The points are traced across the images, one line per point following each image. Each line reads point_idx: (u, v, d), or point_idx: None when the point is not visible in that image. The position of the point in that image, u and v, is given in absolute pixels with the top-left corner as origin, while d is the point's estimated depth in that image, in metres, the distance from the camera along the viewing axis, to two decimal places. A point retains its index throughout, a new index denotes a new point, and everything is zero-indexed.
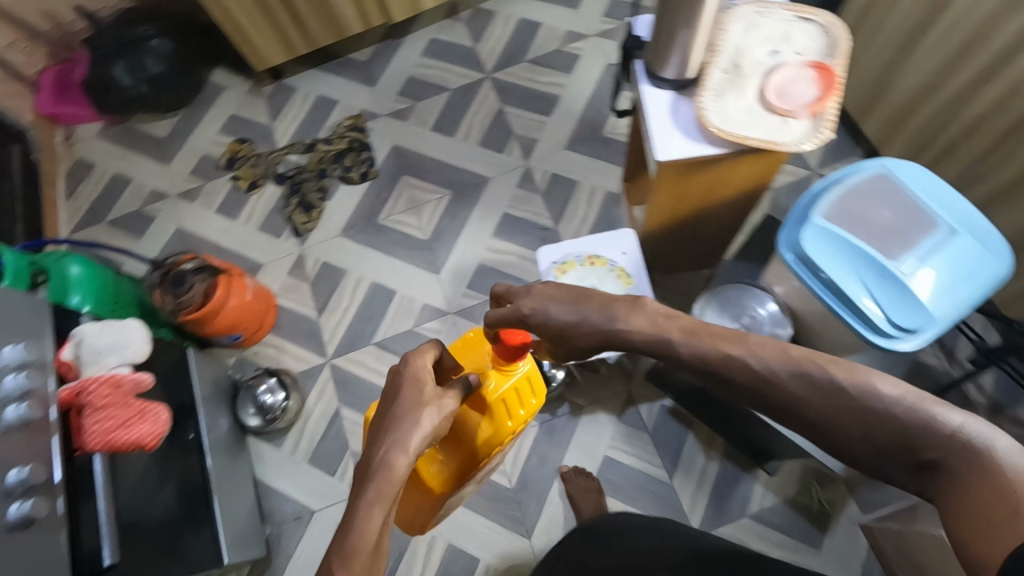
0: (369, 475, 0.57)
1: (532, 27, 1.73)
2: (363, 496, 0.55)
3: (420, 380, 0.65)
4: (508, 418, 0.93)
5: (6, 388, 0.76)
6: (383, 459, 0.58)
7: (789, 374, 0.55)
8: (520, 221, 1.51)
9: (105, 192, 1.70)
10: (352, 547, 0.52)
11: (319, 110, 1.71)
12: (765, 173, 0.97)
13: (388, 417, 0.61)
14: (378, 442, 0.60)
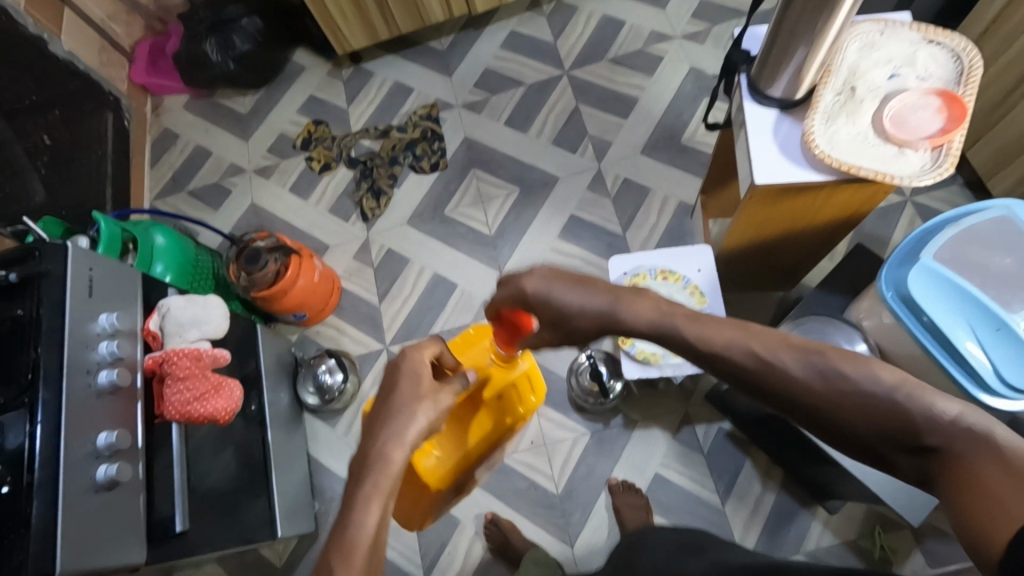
0: (364, 473, 0.57)
1: (615, 25, 1.69)
2: (359, 492, 0.56)
3: (417, 368, 0.64)
4: (517, 408, 0.98)
5: (101, 354, 0.81)
6: (380, 454, 0.58)
7: (779, 356, 0.53)
8: (587, 224, 1.48)
9: (187, 162, 1.76)
10: (349, 545, 0.53)
11: (394, 97, 1.72)
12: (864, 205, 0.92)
13: (383, 410, 0.61)
14: (373, 436, 0.60)
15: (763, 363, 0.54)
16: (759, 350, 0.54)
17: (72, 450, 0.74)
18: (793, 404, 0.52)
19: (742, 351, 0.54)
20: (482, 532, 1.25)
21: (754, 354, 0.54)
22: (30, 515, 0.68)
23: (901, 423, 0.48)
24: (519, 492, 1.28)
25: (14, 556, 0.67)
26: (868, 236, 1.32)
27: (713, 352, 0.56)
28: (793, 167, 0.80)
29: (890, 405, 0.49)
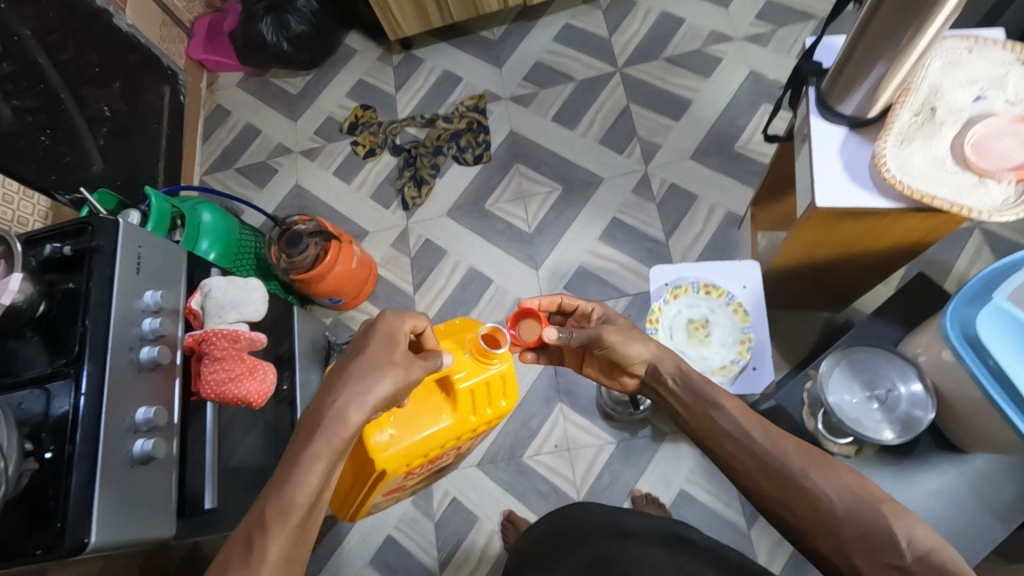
0: (315, 428, 0.58)
1: (673, 23, 1.63)
2: (305, 450, 0.56)
3: (392, 340, 0.66)
4: (470, 414, 0.84)
5: (143, 330, 0.83)
6: (337, 412, 0.59)
7: (761, 438, 0.59)
8: (629, 228, 1.44)
9: (236, 140, 1.80)
10: (286, 503, 0.53)
11: (442, 86, 1.71)
12: (925, 240, 0.89)
13: (349, 368, 0.63)
14: (332, 394, 0.61)
15: (745, 458, 0.59)
16: (745, 433, 0.60)
17: (112, 423, 0.76)
18: (758, 491, 0.57)
19: (729, 434, 0.61)
20: (500, 531, 1.25)
21: (738, 443, 0.60)
22: (70, 485, 0.70)
23: (880, 541, 0.49)
24: (541, 494, 1.27)
25: (54, 522, 0.69)
26: (929, 262, 1.25)
27: (709, 434, 0.63)
28: (855, 188, 0.75)
29: (855, 514, 0.51)
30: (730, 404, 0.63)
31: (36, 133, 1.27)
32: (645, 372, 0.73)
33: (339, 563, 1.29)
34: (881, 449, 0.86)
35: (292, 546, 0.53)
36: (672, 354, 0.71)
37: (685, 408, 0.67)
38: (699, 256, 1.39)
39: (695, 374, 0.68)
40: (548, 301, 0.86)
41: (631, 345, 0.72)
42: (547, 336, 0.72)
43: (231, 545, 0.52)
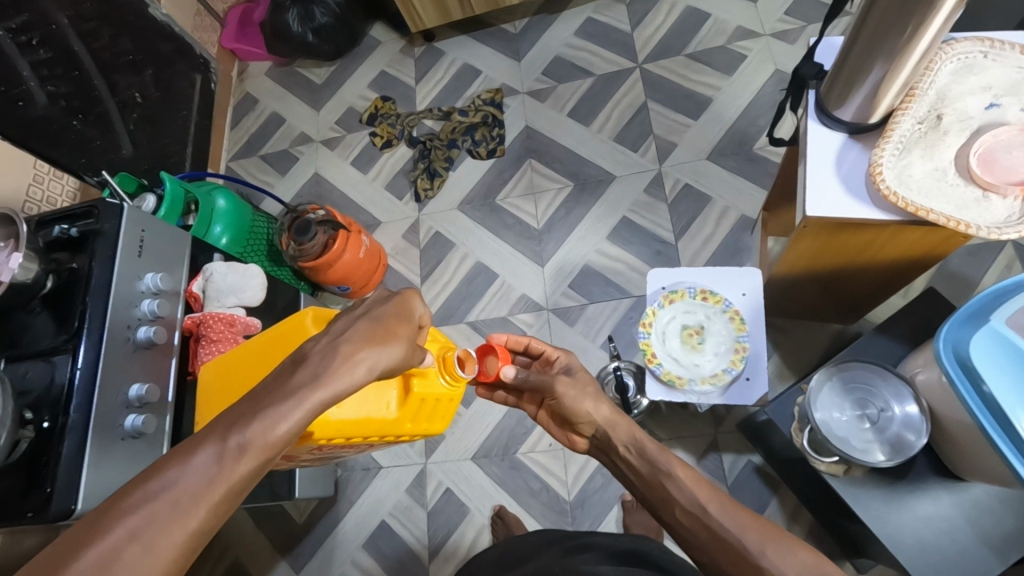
0: (327, 366, 0.52)
1: (699, 18, 1.58)
2: (306, 383, 0.50)
3: (415, 318, 0.61)
4: (409, 420, 0.78)
5: (142, 311, 0.87)
6: (345, 361, 0.52)
7: (716, 509, 0.61)
8: (638, 228, 1.42)
9: (262, 128, 1.85)
10: (272, 440, 0.47)
11: (461, 78, 1.71)
12: (930, 256, 0.87)
13: (369, 320, 0.57)
14: (353, 341, 0.55)
15: (701, 530, 0.61)
16: (702, 506, 0.62)
17: (105, 398, 0.80)
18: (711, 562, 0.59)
19: (686, 507, 0.63)
20: (490, 525, 1.25)
21: (693, 516, 0.62)
22: (61, 454, 0.74)
23: None
24: (533, 492, 1.27)
25: (44, 487, 0.74)
26: (951, 276, 1.18)
27: (669, 508, 0.66)
28: (849, 200, 0.73)
29: None
30: (684, 475, 0.66)
31: (68, 118, 1.33)
32: (594, 432, 0.80)
33: (334, 543, 1.33)
34: (872, 470, 0.83)
35: (253, 481, 0.46)
36: (625, 421, 0.77)
37: (640, 477, 0.71)
38: (708, 259, 1.35)
39: (649, 442, 0.72)
40: (515, 341, 0.92)
41: (580, 401, 0.79)
42: (505, 373, 0.83)
43: (205, 446, 0.45)
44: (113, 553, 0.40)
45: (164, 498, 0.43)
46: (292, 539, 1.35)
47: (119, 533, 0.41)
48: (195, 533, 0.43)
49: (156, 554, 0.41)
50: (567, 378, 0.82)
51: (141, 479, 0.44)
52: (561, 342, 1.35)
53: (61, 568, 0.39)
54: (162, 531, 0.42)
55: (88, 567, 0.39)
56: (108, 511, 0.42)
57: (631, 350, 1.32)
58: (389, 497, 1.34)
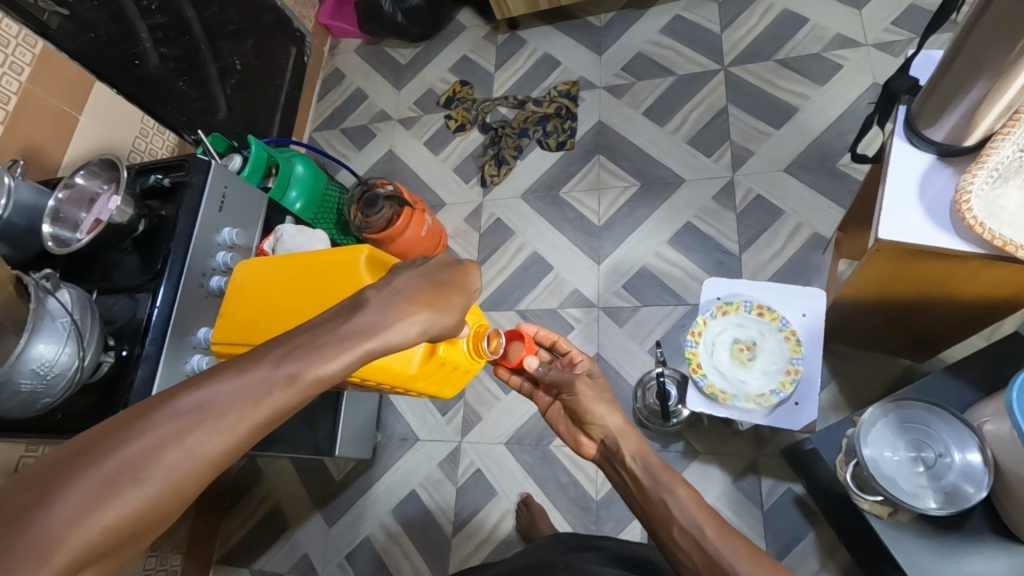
0: (384, 319, 0.53)
1: (795, 23, 1.51)
2: (361, 328, 0.51)
3: (469, 290, 0.65)
4: (423, 378, 0.82)
5: (217, 262, 0.95)
6: (397, 319, 0.54)
7: (716, 532, 0.62)
8: (702, 236, 1.38)
9: (346, 102, 1.93)
10: (319, 377, 0.47)
11: (540, 68, 1.71)
12: (1017, 300, 0.81)
13: (427, 285, 0.60)
14: (410, 300, 0.57)
15: (695, 552, 0.62)
16: (702, 530, 0.63)
17: (176, 336, 0.87)
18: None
19: (683, 526, 0.65)
20: (515, 511, 1.27)
21: (689, 535, 0.64)
22: (134, 379, 0.82)
23: None
24: (560, 486, 1.28)
25: (116, 409, 0.81)
26: None
27: (665, 525, 0.67)
28: (931, 226, 0.71)
29: None
30: (685, 494, 0.68)
31: (174, 79, 1.44)
32: (603, 436, 0.80)
33: (366, 504, 1.39)
34: (921, 517, 0.78)
35: (293, 410, 0.47)
36: (635, 435, 0.78)
37: (640, 488, 0.73)
38: (773, 276, 1.29)
39: (655, 458, 0.73)
40: (544, 335, 0.94)
41: (595, 404, 0.80)
42: (529, 362, 0.87)
43: (258, 366, 0.46)
44: (157, 448, 0.41)
45: (213, 408, 0.43)
46: (329, 493, 1.43)
47: (167, 432, 0.41)
48: (232, 447, 0.44)
49: (194, 457, 0.42)
50: (588, 380, 0.83)
51: (191, 384, 0.44)
52: (607, 342, 1.34)
53: (106, 451, 0.40)
54: (206, 437, 0.42)
55: (130, 456, 0.40)
56: (157, 406, 0.43)
57: (678, 359, 1.29)
58: (422, 470, 1.38)
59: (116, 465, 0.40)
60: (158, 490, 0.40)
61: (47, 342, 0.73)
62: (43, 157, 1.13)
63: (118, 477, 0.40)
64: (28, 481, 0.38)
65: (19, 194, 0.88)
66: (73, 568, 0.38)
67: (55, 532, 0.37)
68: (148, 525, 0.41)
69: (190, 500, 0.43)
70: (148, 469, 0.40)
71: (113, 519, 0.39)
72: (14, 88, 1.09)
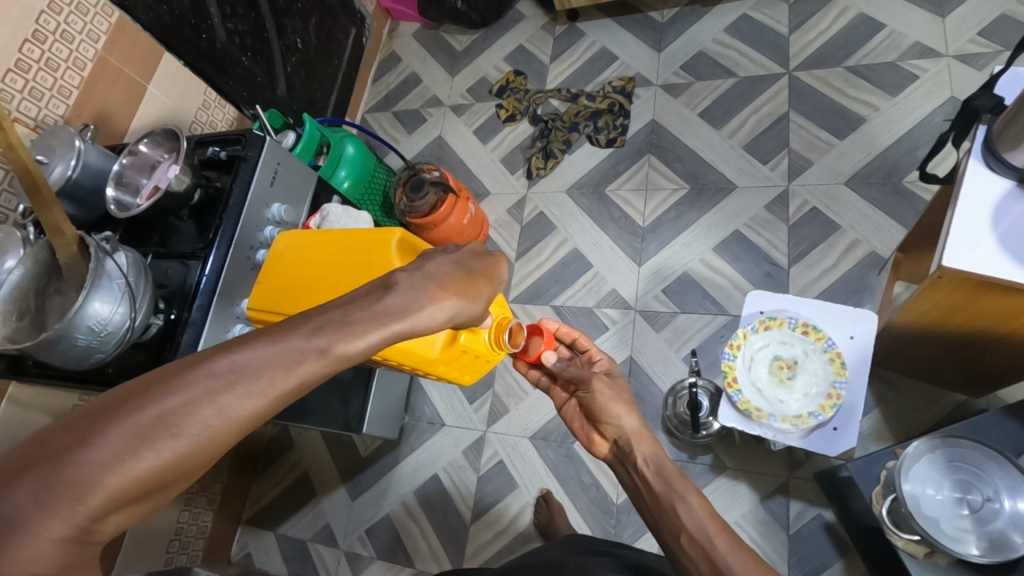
0: (415, 302, 0.53)
1: (870, 28, 1.43)
2: (399, 309, 0.51)
3: (497, 280, 0.65)
4: (443, 363, 0.83)
5: (265, 236, 0.97)
6: (425, 303, 0.54)
7: (725, 544, 0.62)
8: (751, 245, 1.33)
9: (400, 85, 1.95)
10: (347, 351, 0.47)
11: (596, 62, 1.69)
12: None
13: (459, 275, 0.59)
14: (441, 286, 0.57)
15: (704, 562, 0.62)
16: (711, 541, 0.63)
17: (223, 305, 0.90)
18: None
19: (692, 536, 0.64)
20: (534, 506, 1.28)
21: (699, 546, 0.63)
22: (181, 341, 0.86)
23: None
24: (582, 486, 1.27)
25: None
26: None
27: (675, 532, 0.66)
28: (1002, 257, 0.66)
29: None
30: (697, 502, 0.67)
31: (240, 54, 1.47)
32: (616, 437, 0.79)
33: (390, 482, 1.42)
34: (961, 562, 0.73)
35: (321, 382, 0.47)
36: (649, 438, 0.77)
37: (652, 494, 0.72)
38: (823, 293, 1.24)
39: (670, 465, 0.72)
40: (566, 331, 0.93)
41: (611, 405, 0.79)
42: (547, 357, 0.83)
43: (292, 335, 0.46)
44: (193, 406, 0.42)
45: (247, 372, 0.44)
46: (355, 468, 1.47)
47: (204, 391, 0.43)
48: (262, 412, 0.45)
49: (225, 417, 0.43)
50: (605, 380, 0.81)
51: (229, 345, 0.45)
52: (643, 346, 1.33)
53: (144, 401, 0.41)
54: (238, 399, 0.43)
55: (166, 410, 0.41)
56: (195, 364, 0.44)
57: (715, 370, 1.25)
58: (446, 454, 1.40)
59: (152, 417, 0.41)
60: (188, 446, 0.42)
61: (103, 301, 0.76)
62: (112, 123, 1.19)
63: (153, 429, 0.41)
64: (72, 422, 0.40)
65: (87, 157, 0.93)
66: (103, 512, 0.39)
67: (92, 474, 0.39)
68: (177, 476, 0.43)
69: (218, 457, 0.44)
70: (182, 424, 0.42)
71: (145, 468, 0.40)
72: (89, 55, 1.15)
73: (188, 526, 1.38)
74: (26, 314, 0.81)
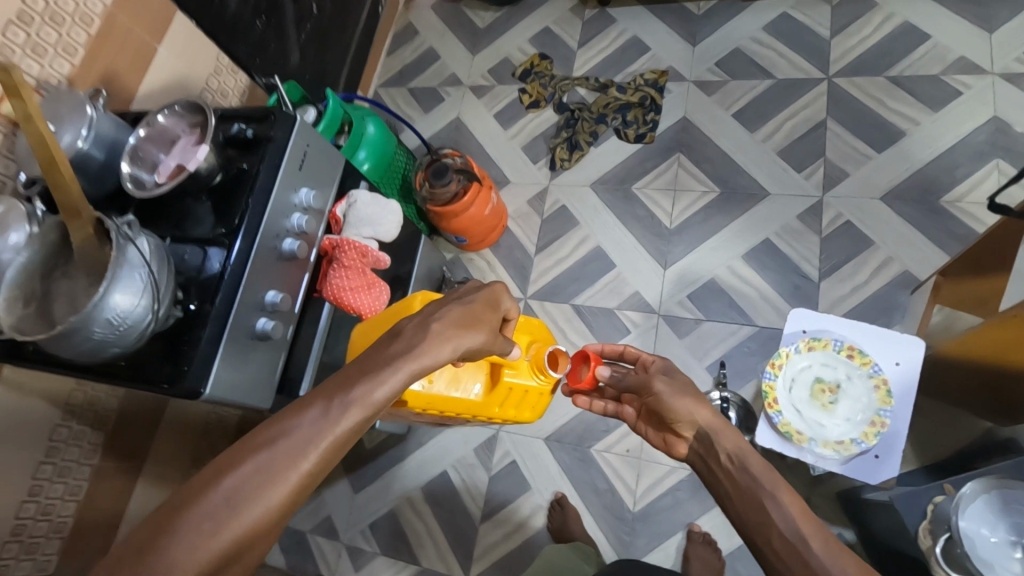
0: (421, 342, 0.53)
1: (914, 38, 1.39)
2: (413, 353, 0.52)
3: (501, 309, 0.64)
4: (497, 405, 0.88)
5: (292, 224, 0.90)
6: (433, 343, 0.54)
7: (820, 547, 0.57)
8: (780, 255, 1.30)
9: (416, 61, 1.86)
10: (369, 400, 0.48)
11: (627, 52, 1.62)
12: None
13: (471, 308, 0.59)
14: (445, 322, 0.56)
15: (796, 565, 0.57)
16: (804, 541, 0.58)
17: (246, 298, 0.84)
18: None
19: (784, 535, 0.60)
20: (547, 509, 1.25)
21: (791, 547, 0.58)
22: (201, 337, 0.80)
23: None
24: (596, 491, 1.25)
25: (181, 364, 0.79)
26: None
27: (762, 532, 0.62)
28: None
29: None
30: (787, 499, 0.62)
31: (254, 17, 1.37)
32: (695, 433, 0.74)
33: (395, 476, 1.38)
34: None
35: (357, 434, 0.48)
36: (728, 428, 0.71)
37: (736, 489, 0.66)
38: (852, 310, 1.22)
39: (753, 459, 0.67)
40: (610, 348, 0.91)
41: (681, 400, 0.74)
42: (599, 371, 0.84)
43: (318, 400, 0.48)
44: (253, 481, 0.43)
45: (285, 440, 0.45)
46: (358, 460, 1.42)
47: (261, 466, 0.44)
48: (311, 471, 0.46)
49: (277, 484, 0.44)
50: (667, 377, 0.78)
51: (273, 418, 0.47)
52: (664, 352, 1.30)
53: (209, 486, 0.43)
54: (285, 466, 0.45)
55: (224, 492, 0.43)
56: (242, 446, 0.45)
57: (738, 382, 1.23)
58: (455, 451, 1.37)
59: (214, 501, 0.43)
60: (251, 519, 0.43)
61: (124, 292, 0.70)
62: (119, 87, 1.09)
63: (218, 511, 0.43)
64: (148, 524, 0.42)
65: (99, 126, 0.85)
66: None
67: (175, 563, 0.40)
68: (253, 547, 0.44)
69: (285, 523, 0.46)
70: (240, 500, 0.43)
71: (220, 547, 0.42)
72: (97, 10, 1.05)
73: None
74: (30, 300, 0.74)
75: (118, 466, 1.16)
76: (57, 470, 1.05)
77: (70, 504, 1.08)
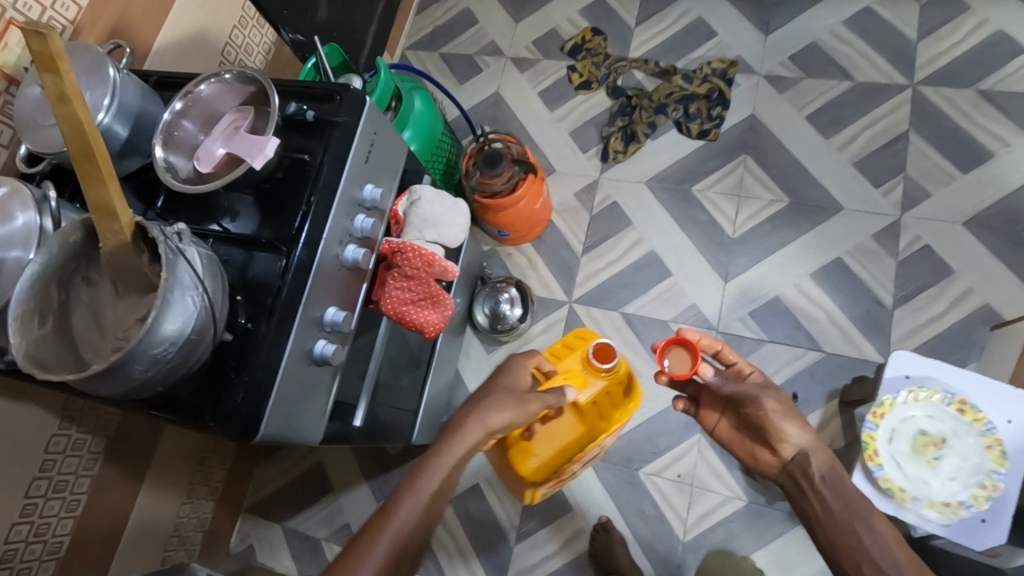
0: (471, 433, 0.68)
1: (1009, 49, 1.29)
2: (453, 439, 0.67)
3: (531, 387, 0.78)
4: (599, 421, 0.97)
5: (355, 227, 0.76)
6: (480, 430, 0.69)
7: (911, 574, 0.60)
8: (852, 277, 1.22)
9: (451, 22, 1.67)
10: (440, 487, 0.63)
11: (691, 35, 1.48)
12: None
13: (500, 391, 0.73)
14: (492, 411, 0.70)
15: None
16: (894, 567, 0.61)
17: (305, 317, 0.71)
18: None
19: (874, 561, 0.62)
20: (590, 533, 1.18)
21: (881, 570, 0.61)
22: (255, 365, 0.66)
23: None
24: (644, 517, 1.18)
25: (233, 393, 0.66)
26: None
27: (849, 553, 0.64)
28: None
29: None
30: (884, 529, 0.65)
31: None
32: (791, 455, 0.74)
33: None
34: None
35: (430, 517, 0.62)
36: (822, 449, 0.73)
37: (824, 509, 0.68)
38: (927, 342, 1.16)
39: (848, 483, 0.69)
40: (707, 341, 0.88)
41: (786, 422, 0.75)
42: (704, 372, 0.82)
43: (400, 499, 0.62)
44: (377, 573, 0.57)
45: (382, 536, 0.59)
46: (382, 466, 1.32)
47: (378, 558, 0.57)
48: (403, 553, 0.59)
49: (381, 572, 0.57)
50: (775, 393, 0.77)
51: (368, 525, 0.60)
52: None
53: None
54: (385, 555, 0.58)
55: None
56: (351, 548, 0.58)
57: (802, 411, 1.16)
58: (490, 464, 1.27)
59: None
60: None
61: (176, 318, 0.56)
62: (132, 36, 0.91)
63: None
64: None
65: (123, 93, 0.70)
66: None
67: None
68: None
69: None
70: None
71: None
72: None
73: (189, 520, 1.20)
74: (46, 316, 0.59)
75: (121, 474, 1.03)
76: (54, 485, 0.91)
77: (67, 521, 0.94)
